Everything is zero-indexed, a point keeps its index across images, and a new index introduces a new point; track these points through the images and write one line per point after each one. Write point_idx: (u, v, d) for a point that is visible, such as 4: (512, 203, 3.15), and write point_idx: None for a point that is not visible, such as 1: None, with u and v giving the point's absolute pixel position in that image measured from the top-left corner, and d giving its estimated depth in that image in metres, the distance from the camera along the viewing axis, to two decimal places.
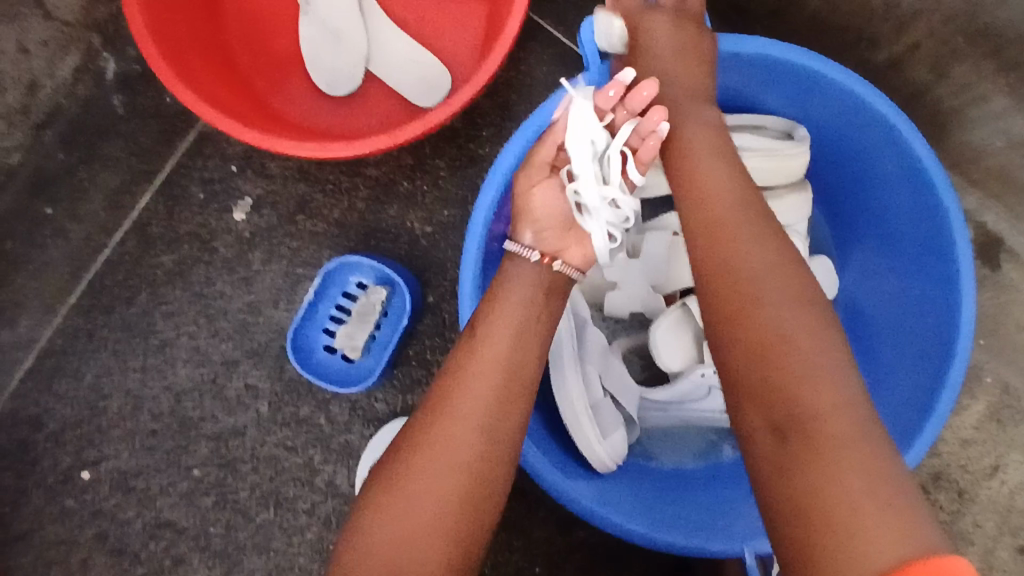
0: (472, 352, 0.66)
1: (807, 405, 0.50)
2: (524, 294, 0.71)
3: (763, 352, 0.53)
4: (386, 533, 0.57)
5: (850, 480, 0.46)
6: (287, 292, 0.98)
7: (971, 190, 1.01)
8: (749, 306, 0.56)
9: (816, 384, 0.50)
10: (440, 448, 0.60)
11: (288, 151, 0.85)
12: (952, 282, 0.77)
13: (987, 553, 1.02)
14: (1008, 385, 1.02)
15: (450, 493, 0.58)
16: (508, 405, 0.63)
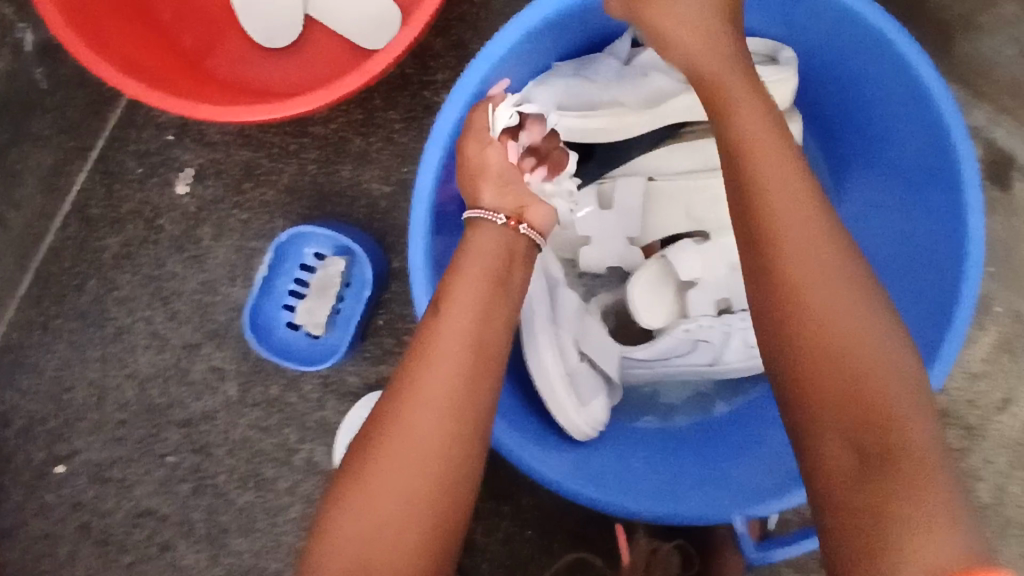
0: (432, 331, 0.57)
1: (888, 409, 0.44)
2: (483, 262, 0.61)
3: (830, 338, 0.47)
4: (354, 537, 0.51)
5: (923, 489, 0.41)
6: (242, 267, 0.92)
7: (982, 105, 0.92)
8: (803, 276, 0.48)
9: (890, 386, 0.45)
10: (403, 439, 0.52)
11: (216, 117, 0.76)
12: (957, 210, 0.69)
13: (999, 488, 0.98)
14: (1021, 313, 0.96)
15: (419, 488, 0.51)
16: (476, 387, 0.55)
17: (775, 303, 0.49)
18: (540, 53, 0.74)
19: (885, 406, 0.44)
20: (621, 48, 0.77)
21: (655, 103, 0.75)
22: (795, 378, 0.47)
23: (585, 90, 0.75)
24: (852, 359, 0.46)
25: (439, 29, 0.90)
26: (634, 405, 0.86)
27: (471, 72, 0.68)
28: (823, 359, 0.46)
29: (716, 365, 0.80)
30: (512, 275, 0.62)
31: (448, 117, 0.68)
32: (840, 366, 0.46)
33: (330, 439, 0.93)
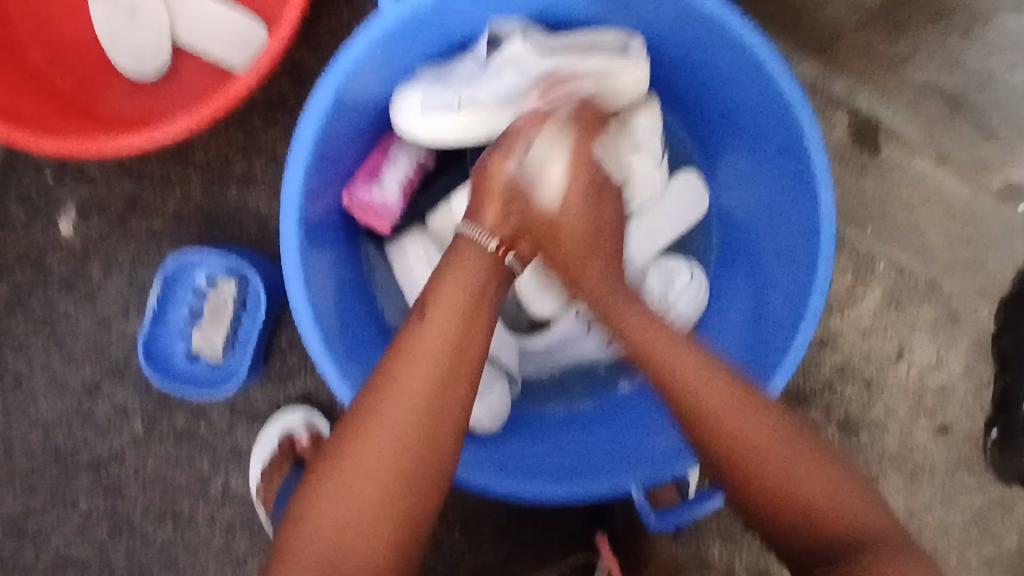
0: (412, 337, 0.61)
1: (783, 457, 0.56)
2: (466, 273, 0.65)
3: (731, 417, 0.58)
4: (328, 520, 0.54)
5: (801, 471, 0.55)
6: (136, 301, 0.91)
7: (840, 74, 0.98)
8: (744, 453, 0.57)
9: (758, 426, 0.57)
10: (382, 432, 0.56)
11: (87, 152, 0.77)
12: (808, 179, 0.73)
13: (904, 437, 1.02)
14: (903, 268, 1.01)
15: (392, 477, 0.55)
16: (451, 388, 0.59)
17: (741, 501, 0.57)
18: (397, 61, 0.75)
19: (775, 445, 0.56)
20: (480, 50, 0.77)
21: (515, 98, 0.75)
22: (707, 438, 0.58)
23: (441, 92, 0.75)
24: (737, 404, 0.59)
25: (312, 45, 0.91)
26: (536, 393, 0.87)
27: (325, 82, 0.68)
28: (725, 420, 0.58)
29: (611, 346, 0.84)
30: (496, 286, 0.67)
31: (309, 127, 0.68)
32: (734, 443, 0.57)
33: (244, 465, 0.92)
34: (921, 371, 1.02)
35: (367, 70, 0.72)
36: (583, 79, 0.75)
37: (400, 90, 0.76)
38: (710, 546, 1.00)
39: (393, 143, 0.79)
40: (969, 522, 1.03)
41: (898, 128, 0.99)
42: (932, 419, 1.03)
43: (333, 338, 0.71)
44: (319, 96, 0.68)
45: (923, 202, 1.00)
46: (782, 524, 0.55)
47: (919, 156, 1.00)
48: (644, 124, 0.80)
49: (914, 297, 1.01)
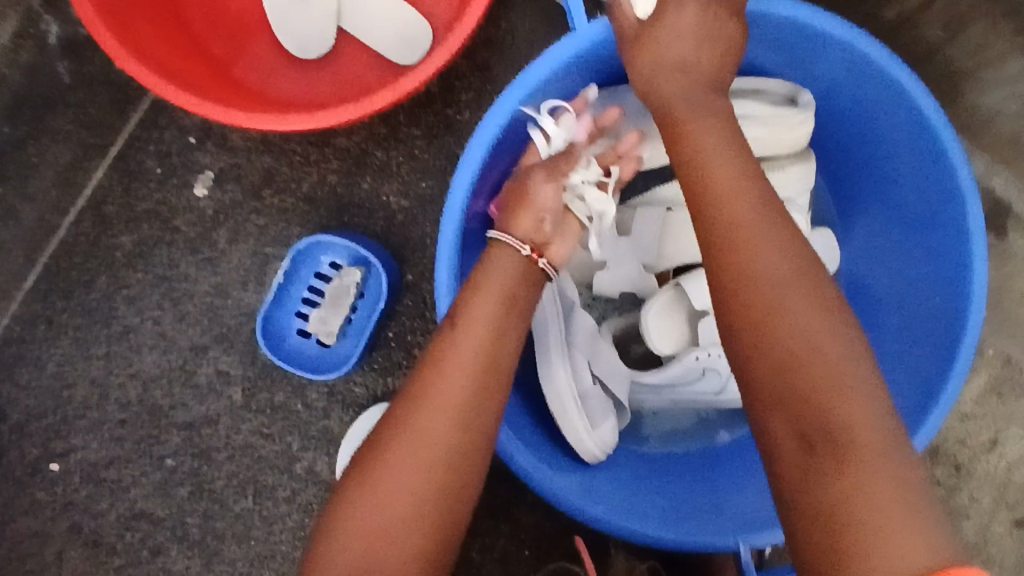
0: (446, 342, 0.61)
1: (816, 346, 0.48)
2: (500, 275, 0.66)
3: (762, 291, 0.51)
4: (363, 527, 0.54)
5: (874, 480, 0.43)
6: (255, 273, 0.92)
7: (981, 157, 0.97)
8: (771, 330, 0.49)
9: (843, 397, 0.46)
10: (416, 439, 0.56)
11: (250, 124, 0.77)
12: (962, 260, 0.72)
13: (984, 527, 1.01)
14: (1010, 357, 1.00)
15: (418, 477, 0.55)
16: (481, 396, 0.59)
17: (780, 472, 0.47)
18: (573, 81, 0.76)
19: (808, 335, 0.48)
20: None
21: None
22: (774, 395, 0.48)
23: (609, 117, 0.77)
24: (771, 245, 0.53)
25: (467, 51, 0.92)
26: (635, 430, 0.87)
27: (507, 95, 0.69)
28: (757, 287, 0.51)
29: (721, 395, 0.84)
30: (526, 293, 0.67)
31: (483, 137, 0.69)
32: (759, 319, 0.50)
33: (332, 449, 0.93)
34: (1012, 465, 1.01)
35: (544, 89, 0.73)
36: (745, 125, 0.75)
37: (565, 107, 0.77)
38: None
39: None
40: None
41: None
42: (1015, 514, 1.01)
43: None
44: (500, 107, 0.69)
45: None
46: (789, 438, 0.47)
47: None
48: (799, 175, 0.79)
49: (1015, 389, 1.00)
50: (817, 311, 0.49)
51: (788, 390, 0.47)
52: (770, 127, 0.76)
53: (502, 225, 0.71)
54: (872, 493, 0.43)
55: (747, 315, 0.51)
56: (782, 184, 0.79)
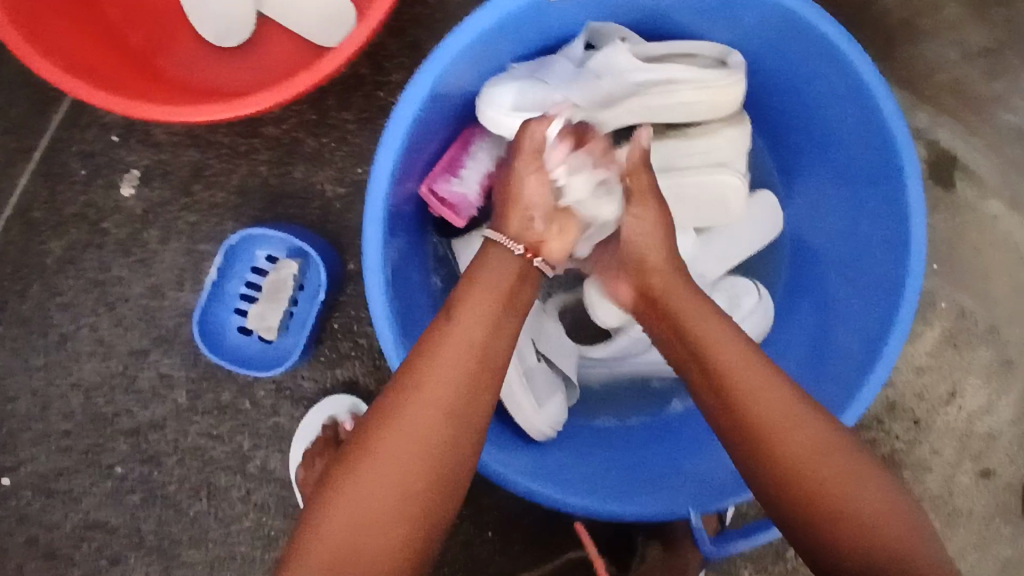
0: (439, 340, 0.58)
1: (822, 458, 0.54)
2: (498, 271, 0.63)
3: (767, 400, 0.56)
4: (342, 521, 0.52)
5: (867, 509, 0.53)
6: (190, 271, 0.90)
7: (925, 107, 0.95)
8: (784, 456, 0.55)
9: (818, 452, 0.54)
10: (402, 434, 0.53)
11: (172, 119, 0.74)
12: (900, 213, 0.71)
13: (946, 478, 1.02)
14: (964, 309, 1.00)
15: (408, 472, 0.53)
16: (474, 397, 0.56)
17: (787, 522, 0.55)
18: (497, 51, 0.73)
19: (812, 444, 0.55)
20: (575, 51, 0.74)
21: (608, 105, 0.72)
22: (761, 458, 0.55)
23: (533, 89, 0.71)
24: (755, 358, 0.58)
25: (394, 28, 0.89)
26: (587, 403, 0.86)
27: (424, 72, 0.66)
28: (763, 399, 0.56)
29: (671, 364, 0.83)
30: (521, 292, 0.63)
31: (402, 118, 0.66)
32: (768, 432, 0.55)
33: (285, 446, 0.91)
34: (972, 415, 1.01)
35: (465, 61, 0.69)
36: (675, 89, 0.72)
37: (490, 85, 0.73)
38: (739, 568, 1.00)
39: (475, 137, 0.77)
40: (999, 570, 1.02)
41: (977, 168, 0.97)
42: (977, 463, 1.02)
43: (405, 333, 0.70)
44: (418, 84, 0.66)
45: (991, 245, 0.99)
46: (785, 489, 0.54)
47: (993, 198, 0.98)
48: (733, 136, 0.76)
49: (970, 339, 1.00)
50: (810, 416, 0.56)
51: (813, 499, 0.54)
52: (703, 90, 0.73)
53: (495, 227, 0.66)
54: (866, 524, 0.52)
55: (758, 438, 0.55)
56: (719, 148, 0.77)
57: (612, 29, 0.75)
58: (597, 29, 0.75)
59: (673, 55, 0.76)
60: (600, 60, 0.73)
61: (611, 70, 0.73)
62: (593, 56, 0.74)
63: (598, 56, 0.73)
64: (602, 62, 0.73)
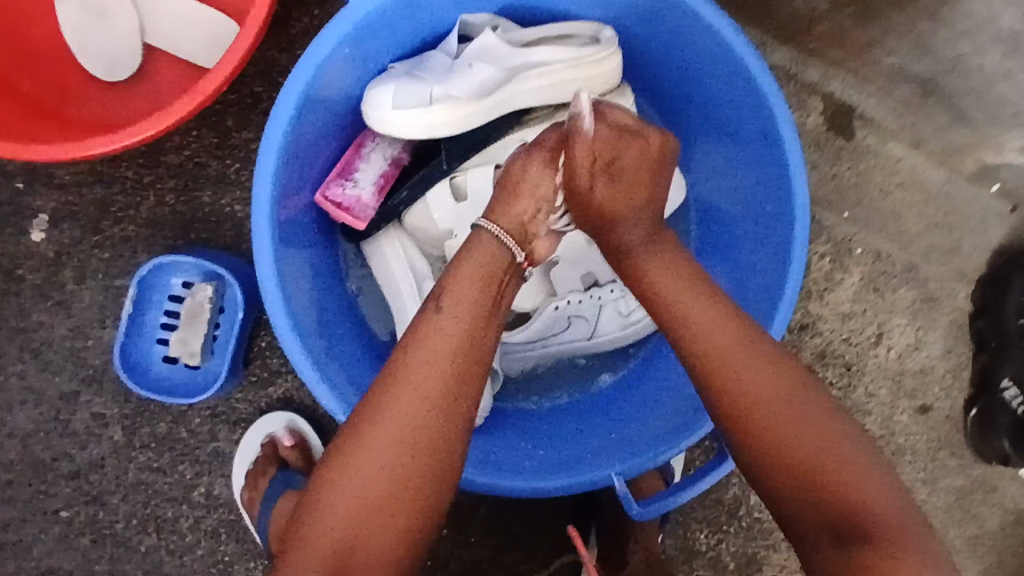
0: (428, 328, 0.61)
1: (828, 453, 0.55)
2: (481, 260, 0.66)
3: (747, 375, 0.58)
4: (346, 501, 0.55)
5: (852, 476, 0.54)
6: (111, 308, 0.90)
7: (812, 62, 0.99)
8: (791, 453, 0.55)
9: (799, 423, 0.56)
10: (398, 418, 0.57)
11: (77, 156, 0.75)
12: (781, 167, 0.74)
13: (886, 419, 1.04)
14: (880, 252, 1.02)
15: (404, 459, 0.56)
16: (465, 381, 0.60)
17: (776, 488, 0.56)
18: (371, 51, 0.74)
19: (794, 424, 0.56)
20: (451, 44, 0.77)
21: (487, 92, 0.74)
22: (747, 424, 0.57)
23: (411, 85, 0.73)
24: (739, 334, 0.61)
25: (284, 45, 0.90)
26: (517, 386, 0.88)
27: (293, 80, 0.67)
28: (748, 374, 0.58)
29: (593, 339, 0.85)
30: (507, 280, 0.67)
31: (278, 125, 0.67)
32: (767, 432, 0.56)
33: (228, 470, 0.92)
34: (902, 354, 1.03)
35: (338, 63, 0.70)
36: (550, 69, 0.74)
37: (371, 86, 0.75)
38: (697, 534, 1.01)
39: (367, 140, 0.79)
40: (952, 502, 1.04)
41: (873, 113, 1.00)
42: (914, 401, 1.04)
43: (311, 337, 0.71)
44: (290, 89, 0.67)
45: (898, 187, 1.02)
46: (768, 456, 0.56)
47: (893, 141, 1.01)
48: None
49: (891, 281, 1.02)
50: (795, 391, 0.58)
51: (799, 468, 0.55)
52: (576, 69, 0.75)
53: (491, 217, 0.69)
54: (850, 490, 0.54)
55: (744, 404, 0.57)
56: None
57: (484, 18, 0.78)
58: (469, 20, 0.77)
59: (548, 38, 0.78)
60: (475, 50, 0.75)
61: (487, 57, 0.74)
62: (470, 45, 0.76)
63: (474, 44, 0.75)
64: (477, 50, 0.75)
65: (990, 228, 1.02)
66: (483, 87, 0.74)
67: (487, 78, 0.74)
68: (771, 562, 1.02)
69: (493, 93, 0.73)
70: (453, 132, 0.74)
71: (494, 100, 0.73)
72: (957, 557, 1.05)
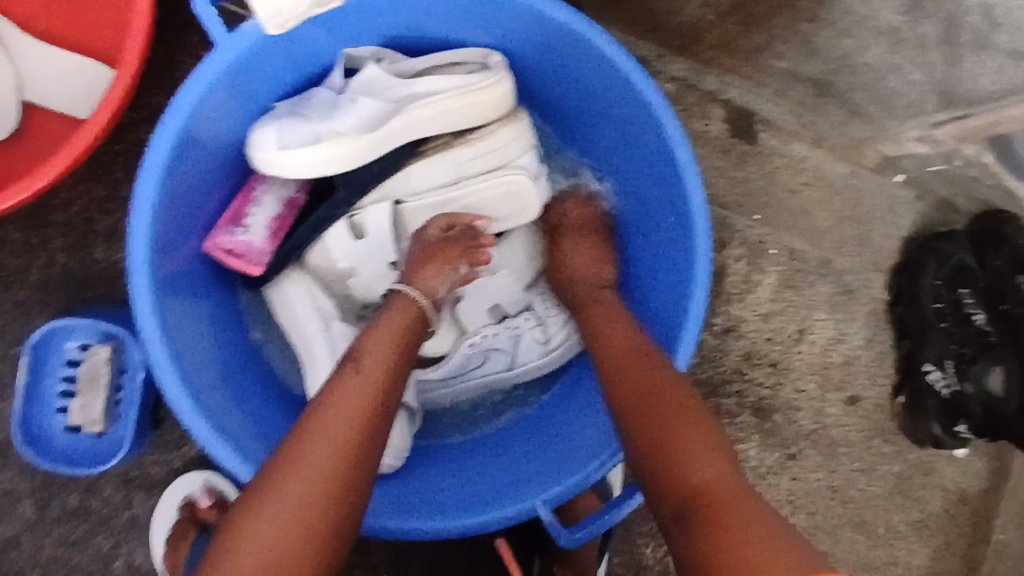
0: (341, 379, 0.62)
1: (692, 437, 0.59)
2: (402, 312, 0.71)
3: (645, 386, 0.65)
4: (251, 556, 0.52)
5: (704, 449, 0.58)
6: (8, 378, 0.86)
7: (709, 70, 1.00)
8: (664, 435, 0.60)
9: (677, 408, 0.62)
10: (310, 458, 0.56)
11: None
12: (676, 176, 0.74)
13: (818, 413, 1.05)
14: (794, 249, 1.04)
15: (309, 497, 0.54)
16: (377, 424, 0.61)
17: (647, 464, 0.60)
18: (248, 91, 0.72)
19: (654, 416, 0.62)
20: (335, 79, 0.76)
21: (374, 126, 0.72)
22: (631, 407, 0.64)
23: (294, 126, 0.72)
24: (631, 352, 0.70)
25: (171, 91, 0.87)
26: (439, 422, 0.85)
27: (163, 128, 0.64)
28: (629, 391, 0.66)
29: (512, 368, 0.84)
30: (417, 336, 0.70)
31: (151, 174, 0.64)
32: (653, 415, 0.62)
33: (147, 537, 0.87)
34: (826, 347, 1.05)
35: (212, 106, 0.68)
36: (438, 98, 0.74)
37: (255, 128, 0.73)
38: (643, 548, 1.00)
39: (258, 183, 0.77)
40: (891, 489, 1.06)
41: (774, 115, 1.02)
42: (843, 392, 1.05)
43: (207, 393, 0.68)
44: (161, 137, 0.65)
45: (805, 185, 1.03)
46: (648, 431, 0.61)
47: (796, 141, 1.03)
48: (512, 134, 0.78)
49: (808, 278, 1.04)
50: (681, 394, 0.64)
51: (664, 449, 0.59)
52: (465, 94, 0.74)
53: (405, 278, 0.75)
54: (693, 462, 0.57)
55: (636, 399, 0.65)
56: (502, 147, 0.78)
57: (368, 51, 0.77)
58: (352, 54, 0.77)
59: (435, 68, 0.78)
60: (359, 86, 0.74)
61: (373, 92, 0.74)
62: (354, 80, 0.75)
63: (356, 81, 0.74)
64: (360, 86, 0.74)
65: (898, 216, 1.05)
66: (371, 121, 0.73)
67: (373, 113, 0.73)
68: None
69: (382, 126, 0.72)
70: (342, 167, 0.72)
71: (384, 133, 0.72)
72: (902, 542, 1.06)
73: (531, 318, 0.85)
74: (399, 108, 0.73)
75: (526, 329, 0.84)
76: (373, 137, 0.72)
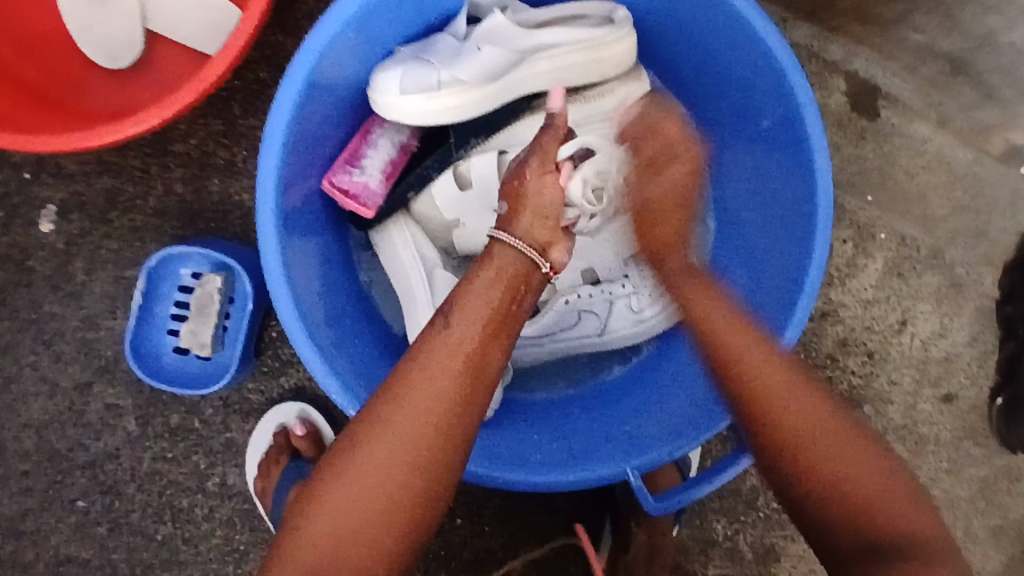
0: (433, 345, 0.59)
1: (855, 478, 0.55)
2: (503, 267, 0.63)
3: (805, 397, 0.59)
4: (333, 523, 0.54)
5: (871, 483, 0.55)
6: (121, 299, 0.90)
7: (837, 39, 0.95)
8: (820, 468, 0.56)
9: (827, 441, 0.57)
10: (388, 443, 0.55)
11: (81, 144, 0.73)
12: (802, 148, 0.71)
13: (909, 408, 1.01)
14: (904, 236, 0.99)
15: (392, 474, 0.55)
16: (466, 403, 0.58)
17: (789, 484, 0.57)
18: (376, 34, 0.72)
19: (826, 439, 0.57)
20: (460, 27, 0.75)
21: (495, 76, 0.72)
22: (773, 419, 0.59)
23: (415, 70, 0.72)
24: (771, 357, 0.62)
25: (289, 30, 0.88)
26: (531, 378, 0.86)
27: (297, 66, 0.65)
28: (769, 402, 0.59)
29: (604, 334, 0.83)
30: (517, 300, 0.63)
31: (282, 111, 0.66)
32: (800, 444, 0.57)
33: (241, 460, 0.92)
34: (927, 342, 1.00)
35: (342, 46, 0.69)
36: (562, 50, 0.72)
37: (377, 71, 0.73)
38: (713, 524, 0.99)
39: (375, 125, 0.77)
40: (975, 493, 1.02)
41: (899, 92, 0.97)
42: (938, 389, 1.01)
43: (319, 330, 0.70)
44: (293, 75, 0.65)
45: (925, 168, 0.98)
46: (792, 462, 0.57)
47: (920, 121, 0.97)
48: (632, 92, 0.76)
49: (916, 267, 0.99)
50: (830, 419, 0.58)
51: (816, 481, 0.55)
52: (589, 49, 0.72)
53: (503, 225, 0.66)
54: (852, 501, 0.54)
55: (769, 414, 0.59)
56: (619, 105, 0.76)
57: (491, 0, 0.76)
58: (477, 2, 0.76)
59: (560, 20, 0.76)
60: (481, 35, 0.73)
61: (495, 40, 0.73)
62: (477, 27, 0.74)
63: (477, 29, 0.74)
64: (482, 33, 0.73)
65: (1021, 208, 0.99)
66: (492, 70, 0.72)
67: (495, 61, 0.72)
68: (789, 553, 1.00)
69: (503, 76, 0.71)
70: (462, 115, 0.72)
71: (505, 82, 0.72)
72: (980, 547, 1.02)
73: (627, 286, 0.84)
74: (521, 58, 0.72)
75: (620, 296, 0.84)
76: (494, 86, 0.71)
